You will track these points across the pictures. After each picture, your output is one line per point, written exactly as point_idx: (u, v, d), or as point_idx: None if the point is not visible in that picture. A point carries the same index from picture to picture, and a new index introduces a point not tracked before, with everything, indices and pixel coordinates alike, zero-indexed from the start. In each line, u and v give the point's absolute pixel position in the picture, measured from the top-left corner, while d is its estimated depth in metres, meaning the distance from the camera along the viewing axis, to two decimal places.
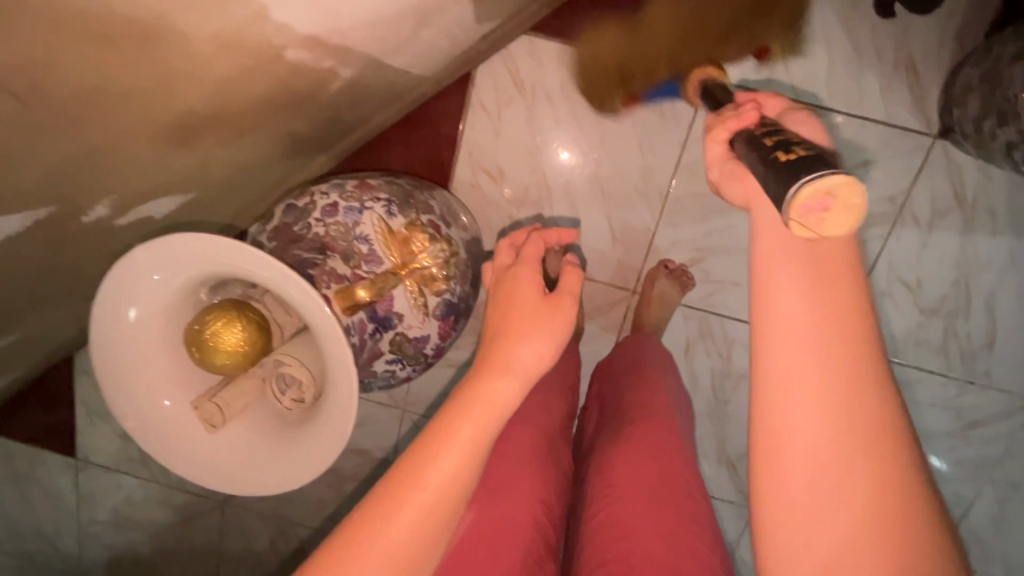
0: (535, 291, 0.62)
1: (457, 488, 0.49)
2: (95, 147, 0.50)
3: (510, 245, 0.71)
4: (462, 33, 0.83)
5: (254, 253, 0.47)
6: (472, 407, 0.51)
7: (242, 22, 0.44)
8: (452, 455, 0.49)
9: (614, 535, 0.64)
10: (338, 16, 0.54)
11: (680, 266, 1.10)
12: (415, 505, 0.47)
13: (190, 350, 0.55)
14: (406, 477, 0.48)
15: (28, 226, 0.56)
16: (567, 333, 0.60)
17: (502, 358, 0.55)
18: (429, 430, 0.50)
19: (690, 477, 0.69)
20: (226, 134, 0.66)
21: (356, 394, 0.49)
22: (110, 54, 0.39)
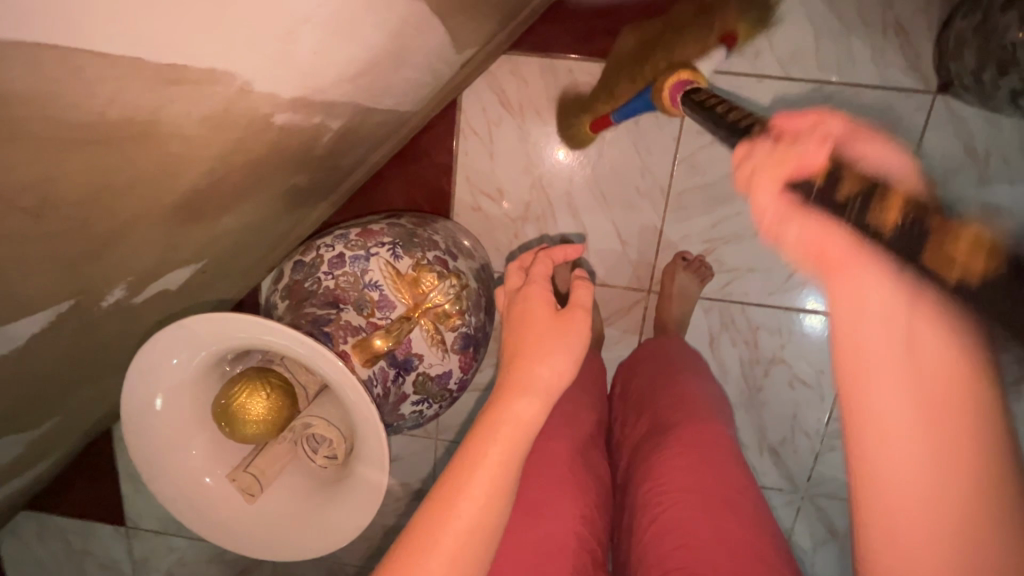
0: (546, 308, 0.59)
1: (493, 511, 0.48)
2: (108, 240, 0.51)
3: (519, 267, 0.68)
4: (445, 65, 0.84)
5: (289, 331, 0.47)
6: (498, 429, 0.50)
7: (230, 102, 0.46)
8: (483, 479, 0.48)
9: (672, 543, 0.62)
10: (321, 75, 0.55)
11: (698, 258, 1.08)
12: (454, 534, 0.47)
13: (220, 425, 0.55)
14: (441, 507, 0.48)
15: (49, 324, 0.57)
16: (584, 349, 0.57)
17: (522, 377, 0.53)
18: (456, 457, 0.50)
19: (742, 475, 0.67)
20: (229, 201, 0.67)
21: (384, 441, 0.48)
22: (110, 155, 0.40)
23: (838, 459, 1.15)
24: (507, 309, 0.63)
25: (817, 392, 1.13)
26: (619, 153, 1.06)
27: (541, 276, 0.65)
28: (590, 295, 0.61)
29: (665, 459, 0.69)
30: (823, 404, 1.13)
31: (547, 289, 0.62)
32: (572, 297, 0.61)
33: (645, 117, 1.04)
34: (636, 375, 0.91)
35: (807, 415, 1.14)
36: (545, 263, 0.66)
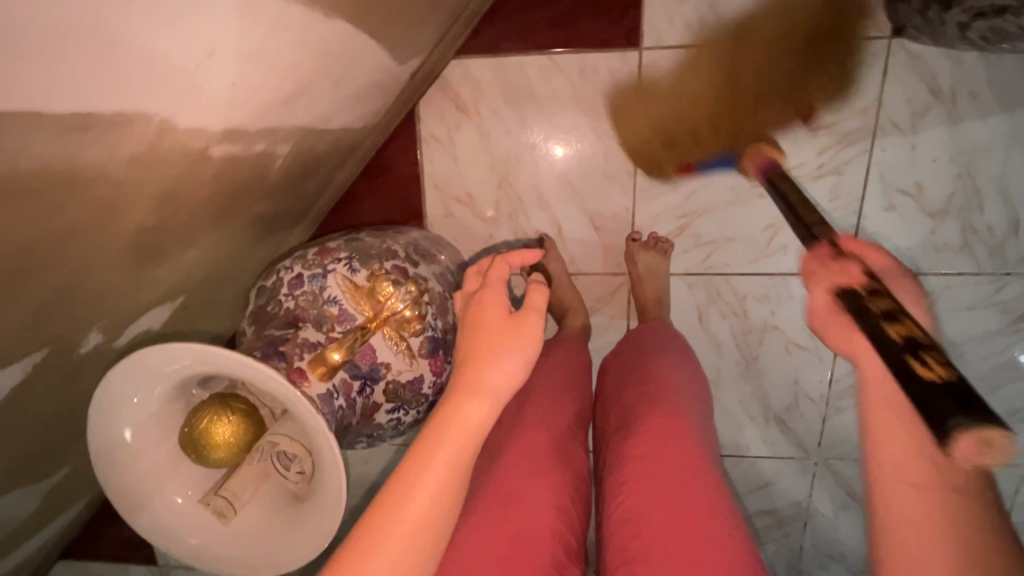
0: (499, 312, 0.59)
1: (440, 512, 0.50)
2: (64, 289, 0.53)
3: (478, 272, 0.68)
4: (390, 77, 0.86)
5: (238, 355, 0.49)
6: (446, 433, 0.51)
7: (152, 141, 0.47)
8: (430, 482, 0.49)
9: (629, 532, 0.61)
10: (249, 104, 0.56)
11: (653, 236, 1.08)
12: (398, 537, 0.47)
13: (190, 454, 0.58)
14: (387, 510, 0.48)
15: (27, 376, 0.60)
16: (536, 350, 0.57)
17: (471, 380, 0.54)
18: (406, 460, 0.51)
19: (704, 458, 0.65)
20: (189, 236, 0.69)
21: (338, 453, 0.50)
22: (38, 207, 0.42)
23: (846, 420, 1.14)
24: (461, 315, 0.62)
25: (814, 354, 1.11)
26: (582, 142, 1.06)
27: (499, 280, 0.64)
28: (545, 299, 0.60)
29: (631, 446, 0.68)
30: (822, 365, 1.11)
31: (503, 294, 0.61)
32: (527, 301, 0.60)
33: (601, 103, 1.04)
34: (615, 363, 0.89)
35: (807, 378, 1.12)
36: (506, 267, 0.65)
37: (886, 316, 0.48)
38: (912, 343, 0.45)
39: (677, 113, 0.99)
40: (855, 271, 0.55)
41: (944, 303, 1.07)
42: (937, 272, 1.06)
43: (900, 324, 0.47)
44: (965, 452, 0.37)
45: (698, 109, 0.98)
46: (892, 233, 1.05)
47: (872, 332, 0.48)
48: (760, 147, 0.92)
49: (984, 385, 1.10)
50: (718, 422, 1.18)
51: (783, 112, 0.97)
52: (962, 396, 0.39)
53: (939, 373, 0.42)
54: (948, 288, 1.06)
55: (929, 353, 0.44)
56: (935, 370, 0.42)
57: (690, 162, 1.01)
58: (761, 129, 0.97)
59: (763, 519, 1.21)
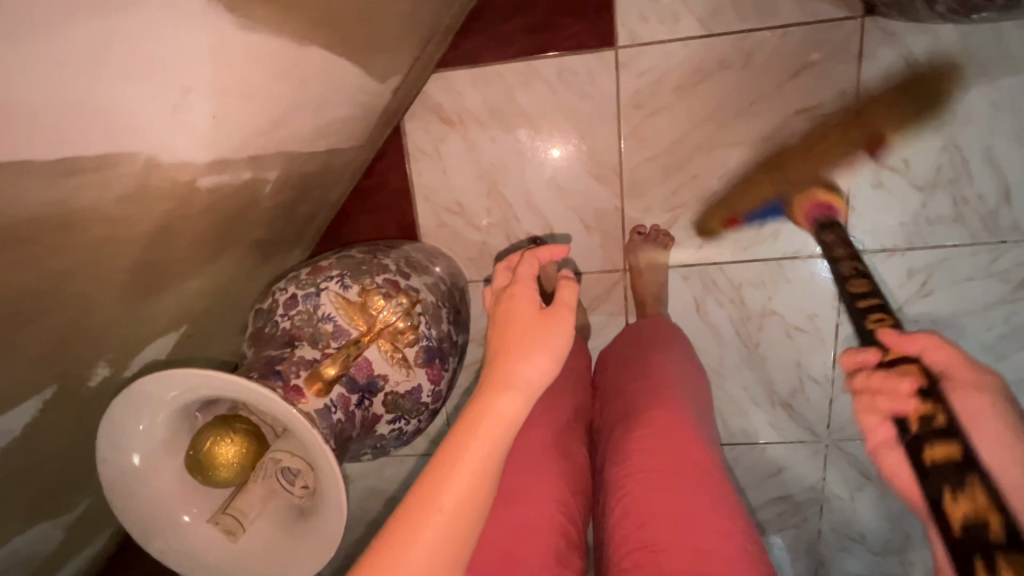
0: (530, 306, 0.60)
1: (474, 509, 0.48)
2: (69, 325, 0.55)
3: (506, 268, 0.69)
4: (371, 96, 0.88)
5: (243, 380, 0.51)
6: (479, 427, 0.50)
7: (139, 179, 0.50)
8: (465, 475, 0.48)
9: (636, 522, 0.61)
10: (233, 135, 0.59)
11: (655, 228, 1.09)
12: (433, 531, 0.46)
13: (197, 476, 0.59)
14: (419, 508, 0.47)
15: (38, 412, 0.62)
16: (568, 344, 0.58)
17: (502, 375, 0.54)
18: (439, 452, 0.50)
19: (706, 449, 0.66)
20: (188, 266, 0.71)
21: (335, 466, 0.52)
22: (38, 249, 0.44)
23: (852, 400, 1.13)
24: (493, 306, 0.64)
25: (815, 336, 1.11)
26: (566, 144, 1.08)
27: (528, 275, 0.65)
28: (575, 294, 0.61)
29: (635, 438, 0.68)
30: (824, 346, 1.11)
31: (533, 289, 0.63)
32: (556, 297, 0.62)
33: (582, 104, 1.06)
34: (613, 357, 0.90)
35: (810, 360, 1.12)
36: (535, 262, 0.66)
37: (937, 435, 0.43)
38: (945, 478, 0.41)
39: (735, 173, 1.06)
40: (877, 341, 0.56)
41: (942, 275, 1.07)
42: (932, 245, 1.05)
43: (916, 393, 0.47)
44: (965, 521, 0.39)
45: (761, 174, 1.05)
46: (884, 209, 1.05)
47: (912, 439, 0.45)
48: (807, 197, 1.04)
49: (991, 354, 1.09)
50: (725, 410, 1.18)
51: (846, 142, 1.02)
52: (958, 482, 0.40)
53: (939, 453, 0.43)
54: (944, 260, 1.06)
55: (975, 484, 0.40)
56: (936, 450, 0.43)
57: (737, 214, 1.07)
58: (816, 172, 1.04)
59: (778, 505, 1.21)
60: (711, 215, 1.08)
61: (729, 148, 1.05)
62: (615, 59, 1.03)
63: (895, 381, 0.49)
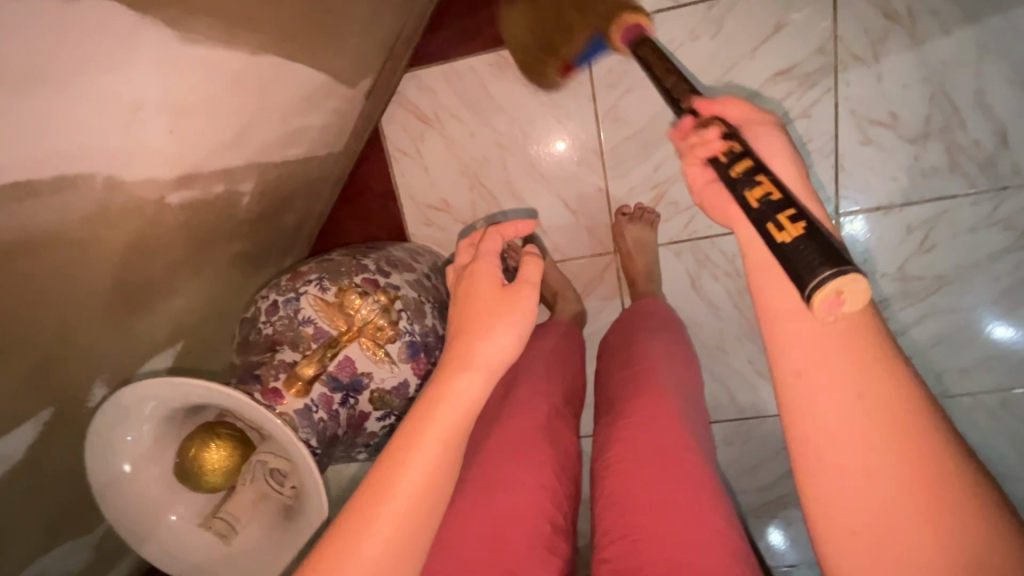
0: (491, 284, 0.61)
1: (433, 490, 0.51)
2: (53, 346, 0.57)
3: (468, 245, 0.70)
4: (342, 101, 0.89)
5: (215, 385, 0.53)
6: (438, 409, 0.53)
7: (102, 199, 0.51)
8: (423, 457, 0.51)
9: (615, 507, 0.61)
10: (195, 149, 0.60)
11: (640, 207, 1.07)
12: (389, 514, 0.49)
13: (187, 481, 0.62)
14: (375, 493, 0.49)
15: (40, 434, 0.64)
16: (528, 324, 0.59)
17: (464, 355, 0.56)
18: (398, 436, 0.52)
19: (686, 429, 0.65)
20: (171, 282, 0.72)
21: (312, 463, 0.53)
22: (6, 274, 0.46)
23: None
24: (455, 284, 0.65)
25: None
26: (544, 131, 1.07)
27: (493, 251, 0.66)
28: (539, 270, 0.62)
29: (615, 423, 0.69)
30: None
31: (495, 265, 0.64)
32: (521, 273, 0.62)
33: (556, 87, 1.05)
34: (608, 342, 0.89)
35: None
36: (497, 238, 0.67)
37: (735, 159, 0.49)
38: (803, 258, 0.42)
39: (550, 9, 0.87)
40: (712, 136, 0.51)
41: (943, 229, 1.03)
42: (929, 198, 1.02)
43: (753, 182, 0.47)
44: (825, 304, 0.40)
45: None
46: (874, 166, 1.02)
47: (758, 222, 0.46)
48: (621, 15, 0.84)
49: (1002, 307, 1.05)
50: (731, 385, 1.16)
51: None
52: (813, 255, 0.42)
53: (790, 233, 0.43)
54: (943, 212, 1.03)
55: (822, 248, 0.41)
56: (785, 231, 0.44)
57: (568, 59, 0.90)
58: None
59: (795, 478, 1.19)
60: (535, 53, 0.93)
61: None
62: None
63: (708, 137, 0.51)
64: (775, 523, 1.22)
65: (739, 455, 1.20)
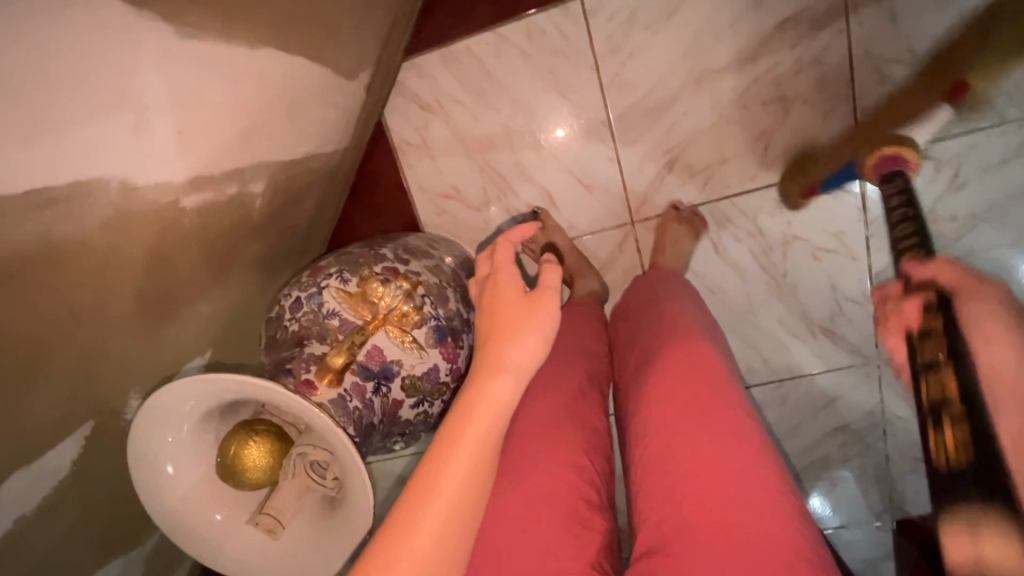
0: (515, 292, 0.61)
1: (476, 490, 0.50)
2: (87, 361, 0.57)
3: (487, 257, 0.68)
4: (345, 94, 0.89)
5: (251, 380, 0.52)
6: (474, 411, 0.52)
7: (118, 205, 0.51)
8: (464, 456, 0.50)
9: (657, 474, 0.59)
10: (206, 149, 0.60)
11: (692, 211, 1.06)
12: (438, 514, 0.47)
13: (230, 479, 0.62)
14: (420, 494, 0.48)
15: (83, 449, 0.65)
16: (556, 323, 0.58)
17: (496, 358, 0.55)
18: (436, 438, 0.51)
19: (727, 390, 0.63)
20: (194, 290, 0.72)
21: (358, 456, 0.53)
22: (7, 301, 0.44)
23: None
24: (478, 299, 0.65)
25: (846, 254, 1.05)
26: (550, 104, 1.05)
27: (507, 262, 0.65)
28: (559, 275, 0.62)
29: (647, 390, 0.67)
30: (857, 264, 1.05)
31: (516, 274, 0.63)
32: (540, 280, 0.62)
33: (558, 61, 1.03)
34: (625, 314, 0.86)
35: (845, 281, 1.07)
36: (508, 246, 0.67)
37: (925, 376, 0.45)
38: (958, 492, 0.37)
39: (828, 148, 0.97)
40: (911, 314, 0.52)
41: (972, 164, 0.99)
42: (954, 133, 0.98)
43: (934, 388, 0.44)
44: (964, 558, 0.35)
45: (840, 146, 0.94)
46: None
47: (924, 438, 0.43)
48: (877, 148, 0.85)
49: None
50: (764, 348, 1.13)
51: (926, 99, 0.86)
52: (972, 495, 0.36)
53: (950, 452, 0.39)
54: (970, 148, 0.99)
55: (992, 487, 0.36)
56: (944, 447, 0.40)
57: (812, 184, 0.98)
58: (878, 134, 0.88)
59: (837, 437, 1.16)
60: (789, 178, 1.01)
61: (717, 76, 1.00)
62: (582, 8, 1.00)
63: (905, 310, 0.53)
64: (820, 486, 1.19)
65: (777, 419, 1.17)
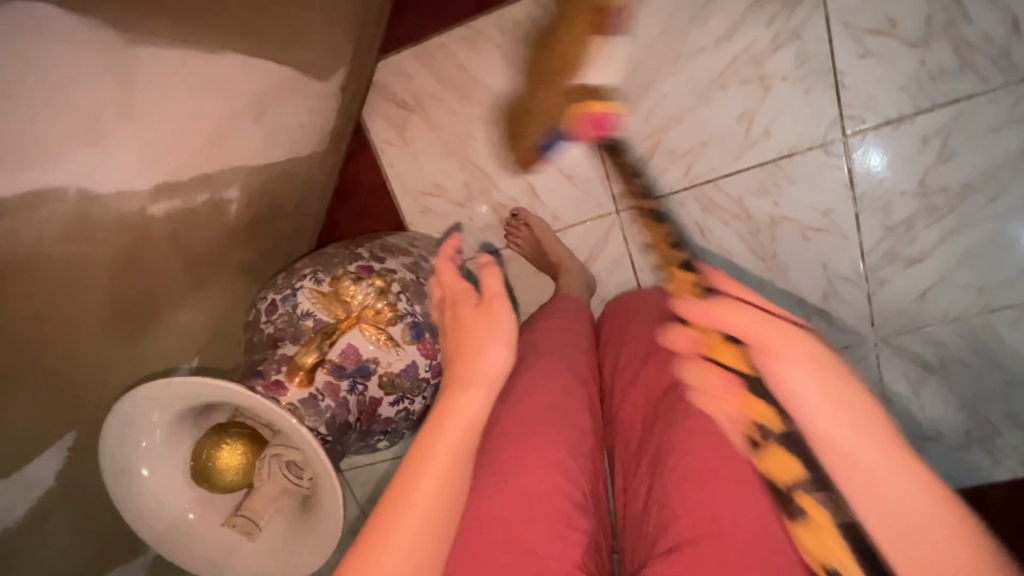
0: (468, 304, 0.61)
1: (448, 505, 0.49)
2: (64, 368, 0.58)
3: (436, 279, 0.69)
4: (318, 95, 0.89)
5: (217, 382, 0.53)
6: (444, 425, 0.51)
7: (78, 216, 0.52)
8: (436, 471, 0.49)
9: (680, 477, 0.57)
10: (169, 155, 0.60)
11: None
12: (409, 530, 0.47)
13: (206, 482, 0.62)
14: (391, 510, 0.48)
15: (68, 459, 0.66)
16: (517, 330, 0.58)
17: (465, 371, 0.55)
18: (407, 454, 0.51)
19: None
20: (172, 299, 0.72)
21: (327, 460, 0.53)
22: None
23: (892, 291, 1.05)
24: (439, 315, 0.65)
25: (836, 232, 1.04)
26: None
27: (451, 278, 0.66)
28: (500, 278, 0.61)
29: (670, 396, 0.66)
30: (848, 241, 1.04)
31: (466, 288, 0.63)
32: (485, 287, 0.61)
33: None
34: (624, 320, 0.87)
35: (837, 260, 1.05)
36: (449, 263, 0.69)
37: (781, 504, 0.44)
38: None
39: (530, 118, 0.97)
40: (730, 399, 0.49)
41: (962, 133, 0.97)
42: (941, 102, 0.96)
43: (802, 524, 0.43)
44: None
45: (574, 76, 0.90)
46: (878, 78, 0.96)
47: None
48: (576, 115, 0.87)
49: None
50: None
51: (591, 30, 0.87)
52: None
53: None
54: (959, 116, 0.96)
55: None
56: None
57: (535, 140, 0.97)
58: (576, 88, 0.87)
59: None
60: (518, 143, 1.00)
61: (694, 57, 0.99)
62: None
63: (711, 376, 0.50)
64: None
65: None
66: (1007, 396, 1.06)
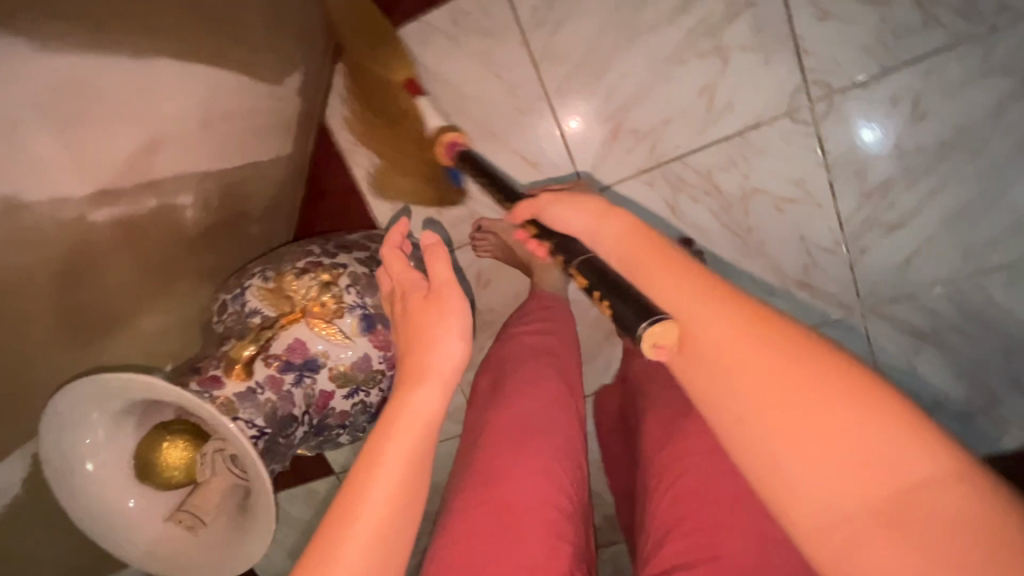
0: (418, 293, 0.59)
1: (404, 512, 0.48)
2: (16, 374, 0.60)
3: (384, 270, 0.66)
4: (271, 98, 0.90)
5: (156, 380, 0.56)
6: (397, 427, 0.50)
7: (9, 224, 0.53)
8: (388, 476, 0.48)
9: (689, 501, 0.61)
10: (105, 161, 0.61)
11: None
12: (358, 539, 0.46)
13: (151, 482, 0.68)
14: (341, 520, 0.46)
15: (29, 469, 0.67)
16: (469, 320, 0.56)
17: (418, 368, 0.54)
18: (358, 459, 0.50)
19: None
20: (130, 309, 0.74)
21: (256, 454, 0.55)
22: None
23: (875, 260, 1.02)
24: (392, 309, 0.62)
25: (810, 202, 1.01)
26: (484, 85, 1.04)
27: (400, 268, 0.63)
28: (448, 262, 0.58)
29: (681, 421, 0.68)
30: (824, 211, 1.01)
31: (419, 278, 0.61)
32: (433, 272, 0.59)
33: (486, 41, 1.02)
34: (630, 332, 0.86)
35: (814, 230, 1.02)
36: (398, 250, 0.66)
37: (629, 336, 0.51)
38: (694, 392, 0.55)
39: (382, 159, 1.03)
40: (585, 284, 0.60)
41: (934, 90, 0.94)
42: (909, 60, 0.93)
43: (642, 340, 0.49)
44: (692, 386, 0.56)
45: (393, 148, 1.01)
46: (840, 40, 0.94)
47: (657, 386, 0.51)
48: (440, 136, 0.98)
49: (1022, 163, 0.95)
50: None
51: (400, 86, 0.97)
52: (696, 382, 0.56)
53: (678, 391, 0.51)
54: (930, 73, 0.93)
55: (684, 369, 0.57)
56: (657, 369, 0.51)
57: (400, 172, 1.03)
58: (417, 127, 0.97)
59: None
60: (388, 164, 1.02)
61: (649, 34, 0.98)
62: None
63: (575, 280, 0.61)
64: None
65: None
66: (1006, 362, 1.02)
